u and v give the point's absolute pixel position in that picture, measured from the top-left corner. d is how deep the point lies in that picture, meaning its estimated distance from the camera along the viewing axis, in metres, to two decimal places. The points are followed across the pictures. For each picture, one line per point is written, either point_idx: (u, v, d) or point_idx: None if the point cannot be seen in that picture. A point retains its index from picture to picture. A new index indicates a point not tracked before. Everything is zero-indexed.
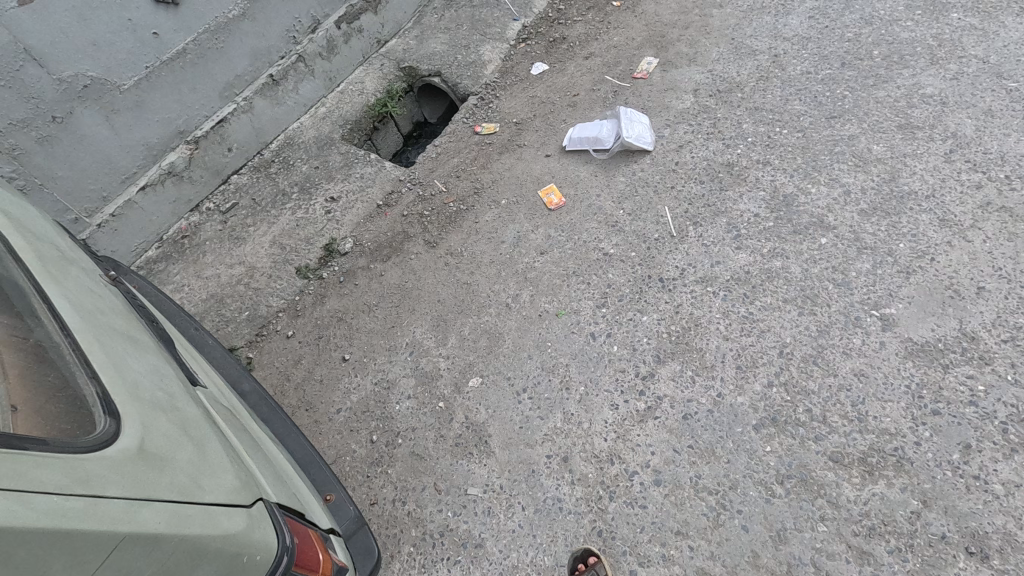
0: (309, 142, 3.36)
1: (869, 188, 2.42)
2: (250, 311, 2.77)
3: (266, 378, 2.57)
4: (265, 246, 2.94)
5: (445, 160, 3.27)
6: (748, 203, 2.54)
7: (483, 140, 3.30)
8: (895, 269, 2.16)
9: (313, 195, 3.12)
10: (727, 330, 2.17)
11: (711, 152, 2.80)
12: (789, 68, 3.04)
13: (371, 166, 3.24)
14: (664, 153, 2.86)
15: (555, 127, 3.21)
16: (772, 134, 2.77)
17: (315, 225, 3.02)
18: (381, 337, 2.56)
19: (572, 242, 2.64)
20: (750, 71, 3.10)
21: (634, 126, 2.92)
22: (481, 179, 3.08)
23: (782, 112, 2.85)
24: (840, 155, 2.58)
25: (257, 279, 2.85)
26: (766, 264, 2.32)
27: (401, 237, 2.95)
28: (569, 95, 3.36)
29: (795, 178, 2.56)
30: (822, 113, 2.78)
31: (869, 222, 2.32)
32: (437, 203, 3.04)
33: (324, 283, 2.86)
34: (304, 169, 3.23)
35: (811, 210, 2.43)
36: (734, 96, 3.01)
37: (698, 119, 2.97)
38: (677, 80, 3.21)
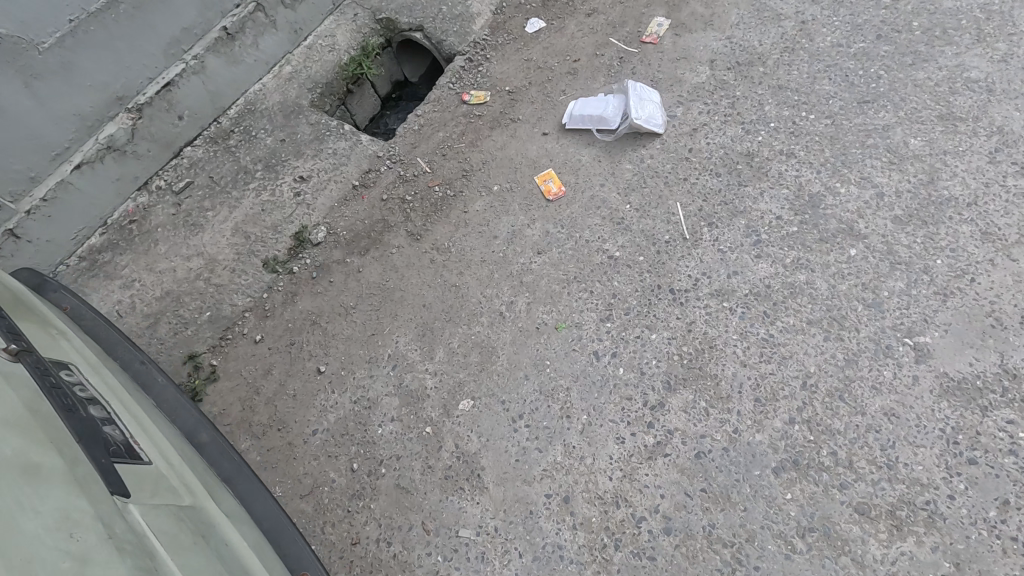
0: (273, 109, 2.94)
1: (905, 191, 2.18)
2: (212, 311, 2.47)
3: (233, 390, 2.32)
4: (226, 234, 2.61)
5: (429, 134, 2.91)
6: (770, 203, 2.28)
7: (472, 111, 2.93)
8: (931, 290, 1.96)
9: (280, 174, 2.75)
10: (745, 355, 1.97)
11: (729, 138, 2.50)
12: (817, 38, 2.70)
13: (345, 140, 2.86)
14: (677, 138, 2.55)
15: (553, 99, 2.85)
16: (798, 120, 2.48)
17: (282, 210, 2.68)
18: (360, 346, 2.31)
19: (573, 242, 2.37)
20: (774, 40, 2.75)
21: (644, 105, 2.58)
22: (471, 159, 2.75)
23: (809, 93, 2.54)
24: (874, 149, 2.32)
25: (218, 274, 2.54)
26: (789, 277, 2.09)
27: (381, 226, 2.64)
28: (569, 61, 2.98)
29: (823, 174, 2.30)
30: (854, 96, 2.49)
31: (905, 232, 2.09)
32: (421, 187, 2.72)
33: (296, 278, 2.56)
34: (268, 141, 2.84)
35: (839, 214, 2.19)
36: (755, 70, 2.67)
37: (714, 97, 2.64)
38: (691, 48, 2.84)
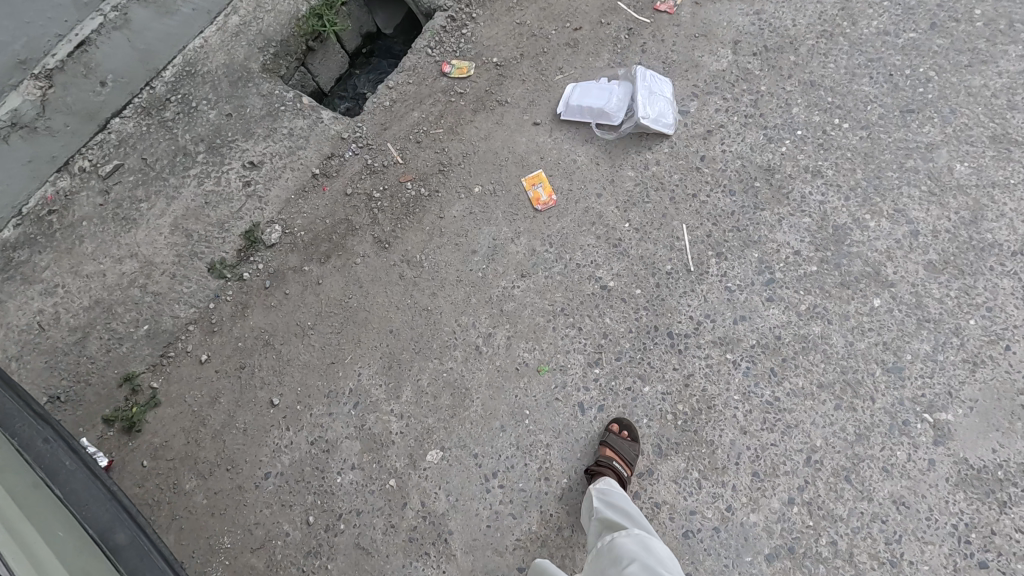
0: (217, 73, 2.49)
1: (943, 230, 1.91)
2: (150, 325, 2.18)
3: (176, 419, 2.09)
4: (164, 232, 2.26)
5: (402, 113, 2.50)
6: (789, 233, 2.00)
7: (452, 86, 2.51)
8: (960, 357, 1.75)
9: (226, 158, 2.36)
10: (746, 420, 1.77)
11: (749, 146, 2.16)
12: (861, 22, 2.30)
13: (304, 117, 2.45)
14: (688, 142, 2.20)
15: (548, 79, 2.44)
16: (830, 128, 2.14)
17: (229, 203, 2.32)
18: (318, 376, 2.06)
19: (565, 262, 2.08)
20: (810, 21, 2.34)
21: (652, 100, 2.21)
22: (449, 150, 2.37)
23: (845, 94, 2.19)
24: (913, 173, 2.01)
25: (156, 280, 2.22)
26: (802, 328, 1.86)
27: (344, 227, 2.30)
28: (569, 29, 2.53)
29: (852, 201, 2.00)
30: (897, 102, 2.14)
31: (938, 281, 1.85)
32: (391, 181, 2.36)
33: (247, 287, 2.26)
34: (212, 115, 2.42)
35: (866, 253, 1.92)
36: (785, 59, 2.29)
37: (736, 91, 2.27)
38: (713, 23, 2.42)
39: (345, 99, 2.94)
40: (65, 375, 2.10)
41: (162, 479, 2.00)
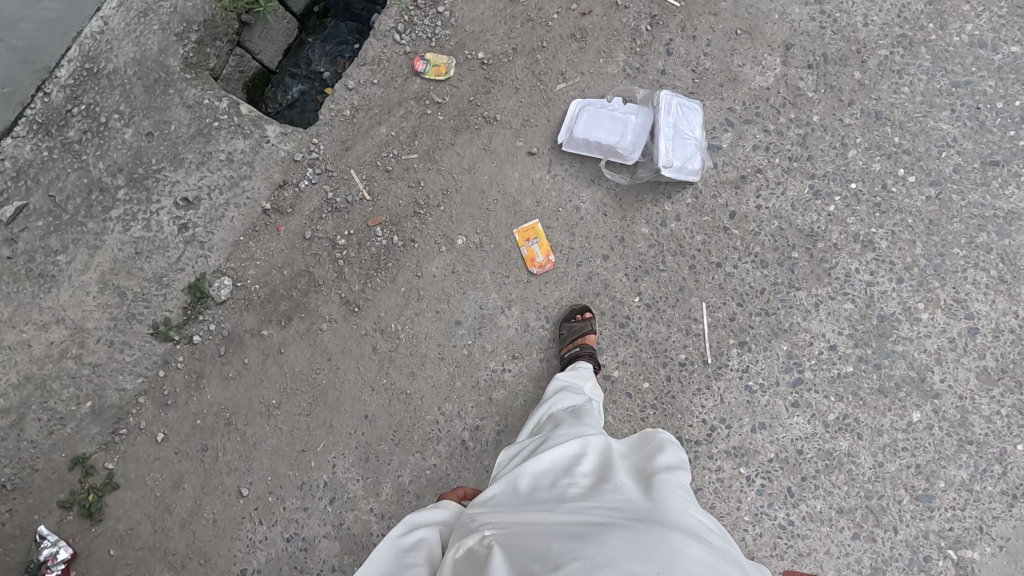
0: (126, 72, 1.95)
1: (1007, 331, 1.64)
2: (94, 401, 1.93)
3: (139, 504, 1.93)
4: (92, 291, 1.92)
5: (366, 126, 2.02)
6: (825, 322, 1.71)
7: (427, 91, 2.00)
8: (998, 487, 1.58)
9: (153, 194, 1.94)
10: (755, 545, 1.63)
11: (790, 202, 1.78)
12: (953, 24, 1.78)
13: (244, 136, 1.98)
14: (717, 191, 1.81)
15: (547, 87, 1.94)
16: (891, 181, 1.75)
17: (165, 252, 1.95)
18: (289, 465, 1.88)
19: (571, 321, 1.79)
20: (885, 18, 1.81)
21: (676, 141, 1.76)
22: (426, 184, 1.95)
23: (918, 133, 1.76)
24: (984, 252, 1.68)
25: (92, 350, 1.92)
26: (827, 442, 1.66)
27: (305, 282, 1.96)
28: (575, 11, 1.97)
29: (904, 286, 1.69)
30: (980, 148, 1.72)
31: (989, 395, 1.62)
32: (357, 223, 1.97)
33: (199, 352, 1.98)
34: (128, 135, 1.94)
35: (912, 354, 1.66)
36: (848, 76, 1.81)
37: (782, 120, 1.82)
38: (761, 13, 1.87)
39: (298, 79, 2.39)
40: (7, 462, 1.89)
41: (132, 570, 1.89)
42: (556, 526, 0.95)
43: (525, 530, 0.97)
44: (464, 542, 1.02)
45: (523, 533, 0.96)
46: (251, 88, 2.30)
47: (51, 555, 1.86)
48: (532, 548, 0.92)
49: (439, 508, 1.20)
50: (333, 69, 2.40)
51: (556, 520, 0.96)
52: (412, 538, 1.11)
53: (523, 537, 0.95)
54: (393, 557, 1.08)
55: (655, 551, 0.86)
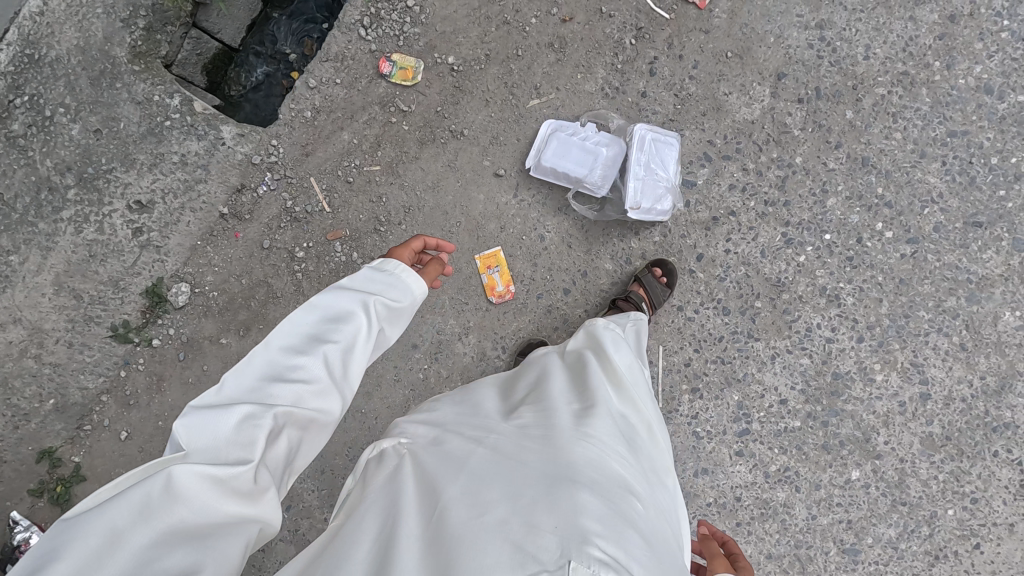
0: (70, 60, 1.80)
1: (958, 399, 1.63)
2: (57, 398, 1.97)
3: None
4: (47, 293, 1.89)
5: (328, 131, 1.91)
6: (780, 375, 1.70)
7: (393, 95, 1.87)
8: (923, 547, 1.63)
9: (104, 196, 1.87)
10: None
11: (760, 248, 1.71)
12: (960, 65, 1.64)
13: (198, 137, 1.89)
14: (686, 231, 1.74)
15: (520, 102, 1.82)
16: (867, 235, 1.67)
17: (120, 256, 1.90)
18: None
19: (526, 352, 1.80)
20: (888, 52, 1.67)
21: (645, 180, 1.68)
22: (388, 200, 1.87)
23: (903, 185, 1.66)
24: (950, 317, 1.64)
25: (51, 350, 1.93)
26: (766, 492, 1.69)
27: (263, 293, 1.94)
28: (556, 17, 1.80)
29: (864, 345, 1.67)
30: (965, 207, 1.64)
31: (930, 461, 1.64)
32: (316, 236, 1.91)
33: (159, 355, 1.99)
34: (75, 131, 1.83)
35: (861, 414, 1.67)
36: (839, 116, 1.68)
37: (763, 159, 1.71)
38: (755, 35, 1.72)
39: (262, 59, 2.20)
40: None
41: None
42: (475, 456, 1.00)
43: (451, 455, 1.04)
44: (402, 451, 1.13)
45: (443, 459, 1.04)
46: (212, 70, 2.14)
47: (25, 539, 1.97)
48: (447, 473, 0.99)
49: (376, 273, 1.13)
50: (299, 51, 2.22)
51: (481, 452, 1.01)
52: (337, 311, 1.03)
53: (444, 459, 1.03)
54: (307, 330, 1.00)
55: (555, 500, 0.87)
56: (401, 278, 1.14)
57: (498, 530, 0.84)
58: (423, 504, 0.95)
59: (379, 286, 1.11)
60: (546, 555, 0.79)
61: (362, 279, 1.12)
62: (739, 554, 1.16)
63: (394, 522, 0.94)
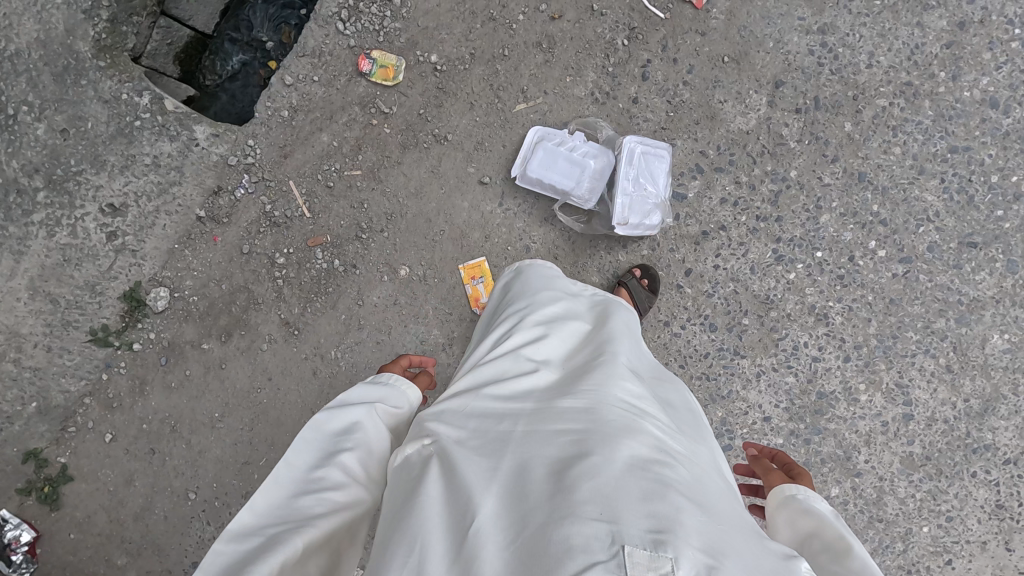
0: (31, 55, 1.70)
1: (940, 420, 1.63)
2: (39, 401, 1.95)
3: (93, 496, 2.01)
4: (22, 298, 1.85)
5: (306, 131, 1.83)
6: (764, 393, 1.69)
7: (373, 95, 1.79)
8: (896, 562, 1.66)
9: (75, 198, 1.80)
10: None
11: (750, 265, 1.67)
12: (967, 76, 1.56)
13: (171, 138, 1.82)
14: (675, 245, 1.69)
15: (506, 106, 1.74)
16: (859, 253, 1.63)
17: (95, 261, 1.86)
18: (233, 475, 1.95)
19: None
20: (893, 60, 1.58)
21: (632, 196, 1.63)
22: (369, 206, 1.82)
23: (899, 202, 1.61)
24: (938, 338, 1.62)
25: (30, 354, 1.90)
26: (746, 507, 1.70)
27: (244, 299, 1.90)
28: (544, 14, 1.70)
29: (850, 365, 1.65)
30: (962, 227, 1.59)
31: (909, 479, 1.65)
32: (297, 242, 1.86)
33: (140, 359, 1.96)
34: (41, 131, 1.74)
35: (843, 433, 1.67)
36: (838, 128, 1.61)
37: (757, 173, 1.65)
38: (754, 39, 1.63)
39: (238, 47, 2.08)
40: None
41: (90, 554, 2.01)
42: (481, 444, 0.84)
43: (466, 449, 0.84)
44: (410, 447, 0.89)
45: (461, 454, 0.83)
46: (184, 59, 2.05)
47: (14, 537, 1.95)
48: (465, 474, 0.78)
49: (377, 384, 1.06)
50: (276, 38, 2.09)
51: (493, 445, 0.83)
52: (351, 420, 0.96)
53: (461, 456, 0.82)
54: (323, 443, 0.92)
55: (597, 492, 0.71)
56: (401, 386, 1.09)
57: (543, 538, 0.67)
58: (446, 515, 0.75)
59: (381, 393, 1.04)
60: (597, 546, 0.65)
61: (365, 388, 1.06)
62: (795, 463, 1.06)
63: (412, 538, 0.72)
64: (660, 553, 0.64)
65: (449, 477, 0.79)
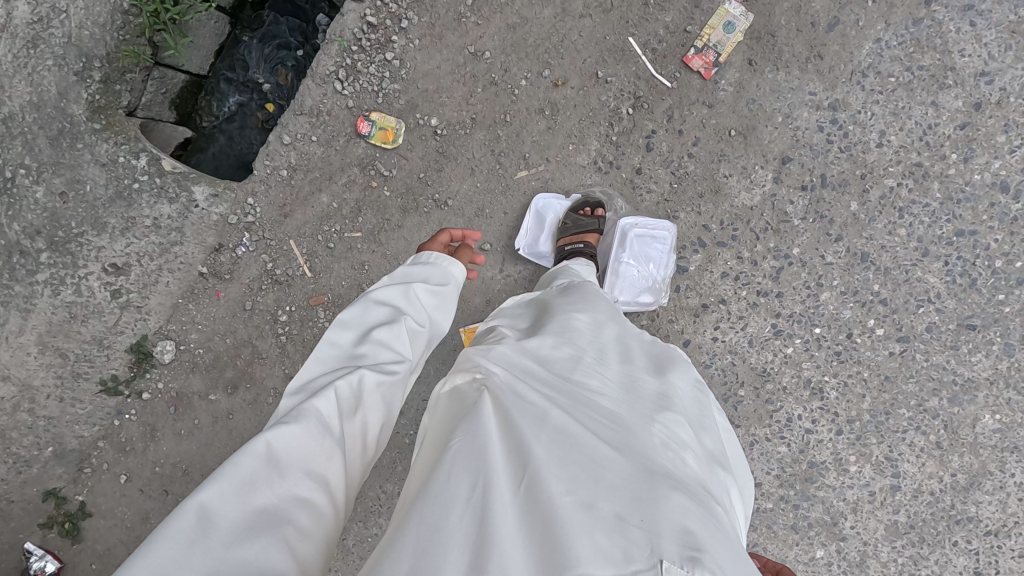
0: (24, 117, 1.68)
1: (926, 492, 1.67)
2: (55, 446, 1.96)
3: (113, 530, 2.03)
4: (33, 352, 1.85)
5: (308, 190, 1.81)
6: (756, 461, 1.71)
7: (375, 157, 1.76)
8: None
9: (78, 258, 1.80)
10: None
11: (748, 338, 1.67)
12: (979, 158, 1.54)
13: (170, 200, 1.81)
14: (675, 316, 1.68)
15: (507, 173, 1.72)
16: (857, 331, 1.64)
17: (101, 317, 1.87)
18: None
19: (581, 210, 1.68)
20: (904, 140, 1.56)
21: (623, 276, 1.69)
22: (370, 268, 1.82)
23: (899, 283, 1.61)
24: (930, 416, 1.65)
25: (43, 405, 1.91)
26: None
27: (248, 353, 1.92)
28: (546, 80, 1.67)
29: (841, 438, 1.68)
30: (962, 309, 1.59)
31: (892, 545, 1.69)
32: (298, 300, 1.87)
33: (150, 408, 1.99)
34: (40, 194, 1.73)
35: (832, 500, 1.70)
36: (842, 205, 1.60)
37: (758, 249, 1.64)
38: (763, 112, 1.60)
39: (233, 87, 2.05)
40: None
41: None
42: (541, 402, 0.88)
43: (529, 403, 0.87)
44: (472, 386, 0.93)
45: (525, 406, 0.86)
46: (179, 104, 1.99)
47: (40, 568, 1.95)
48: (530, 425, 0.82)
49: (413, 268, 1.15)
50: (273, 79, 2.05)
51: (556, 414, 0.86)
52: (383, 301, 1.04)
53: (525, 406, 0.86)
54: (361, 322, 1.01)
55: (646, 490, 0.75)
56: (441, 263, 1.17)
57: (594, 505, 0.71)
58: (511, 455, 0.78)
59: (425, 272, 1.14)
60: (638, 556, 0.67)
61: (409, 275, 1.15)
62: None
63: (480, 482, 0.74)
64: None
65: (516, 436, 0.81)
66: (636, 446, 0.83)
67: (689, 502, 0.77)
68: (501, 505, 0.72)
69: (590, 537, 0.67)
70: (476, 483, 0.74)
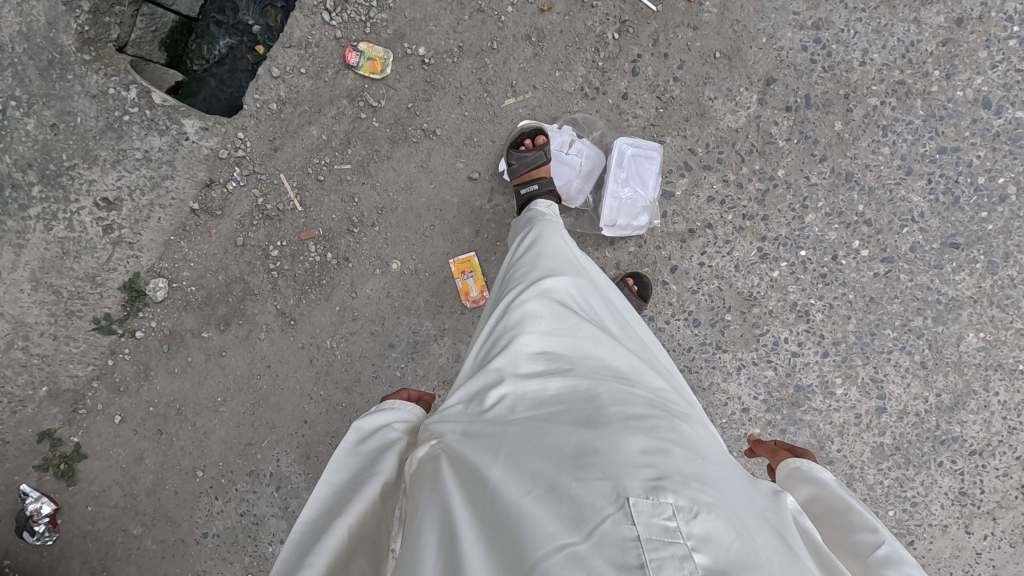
0: (13, 48, 1.66)
1: (911, 412, 1.69)
2: (49, 386, 1.94)
3: (107, 472, 2.00)
4: (25, 289, 1.83)
5: (298, 123, 1.82)
6: (744, 385, 1.72)
7: (364, 87, 1.78)
8: None
9: (69, 193, 1.80)
10: None
11: (734, 262, 1.68)
12: (960, 75, 1.57)
13: (160, 132, 1.83)
14: (662, 242, 1.70)
15: (494, 101, 1.75)
16: (842, 252, 1.66)
17: (93, 253, 1.86)
18: (238, 455, 1.98)
19: (522, 140, 1.67)
20: (887, 58, 1.59)
21: (618, 199, 1.66)
22: (360, 200, 1.83)
23: (883, 204, 1.63)
24: (915, 336, 1.66)
25: (37, 342, 1.88)
26: None
27: (240, 290, 1.93)
28: (533, 6, 1.68)
29: (827, 360, 1.69)
30: (945, 227, 1.61)
31: (878, 467, 1.71)
32: (289, 235, 1.88)
33: (144, 346, 1.98)
34: (30, 126, 1.72)
35: (820, 423, 1.71)
36: (826, 125, 1.62)
37: (744, 172, 1.65)
38: (747, 34, 1.62)
39: (224, 30, 2.03)
40: None
41: (108, 525, 2.00)
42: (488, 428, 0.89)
43: (477, 433, 0.89)
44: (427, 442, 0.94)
45: (476, 438, 0.88)
46: (170, 44, 2.00)
47: (36, 510, 1.94)
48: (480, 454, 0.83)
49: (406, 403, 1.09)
50: (262, 21, 2.04)
51: (505, 428, 0.87)
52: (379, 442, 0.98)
53: (473, 439, 0.88)
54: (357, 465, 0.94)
55: (597, 447, 0.76)
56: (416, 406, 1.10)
57: (551, 491, 0.72)
58: (466, 490, 0.79)
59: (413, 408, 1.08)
60: (604, 502, 0.67)
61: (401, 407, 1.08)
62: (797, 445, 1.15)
63: (444, 526, 0.76)
64: (660, 500, 0.67)
65: (466, 469, 0.83)
66: (585, 418, 0.84)
67: (643, 439, 0.78)
68: (466, 535, 0.72)
69: (553, 522, 0.67)
70: (442, 532, 0.75)
